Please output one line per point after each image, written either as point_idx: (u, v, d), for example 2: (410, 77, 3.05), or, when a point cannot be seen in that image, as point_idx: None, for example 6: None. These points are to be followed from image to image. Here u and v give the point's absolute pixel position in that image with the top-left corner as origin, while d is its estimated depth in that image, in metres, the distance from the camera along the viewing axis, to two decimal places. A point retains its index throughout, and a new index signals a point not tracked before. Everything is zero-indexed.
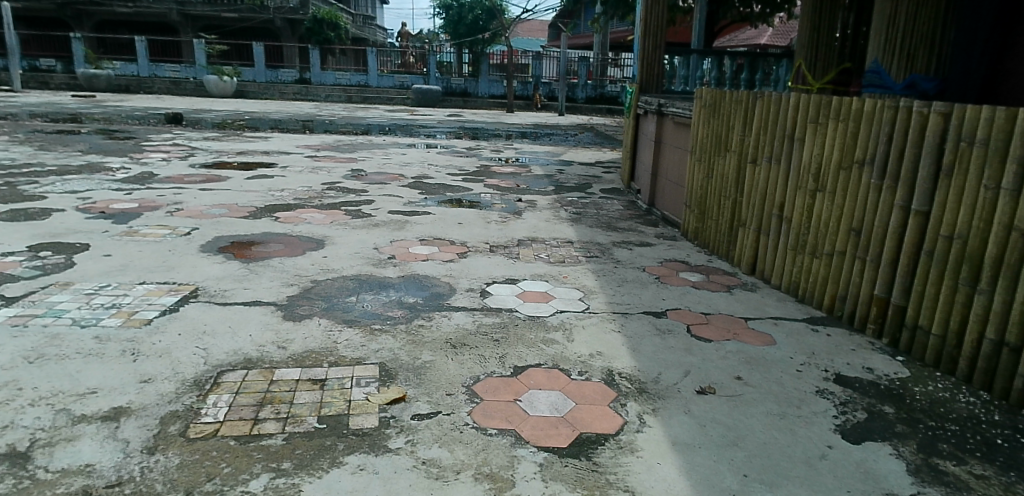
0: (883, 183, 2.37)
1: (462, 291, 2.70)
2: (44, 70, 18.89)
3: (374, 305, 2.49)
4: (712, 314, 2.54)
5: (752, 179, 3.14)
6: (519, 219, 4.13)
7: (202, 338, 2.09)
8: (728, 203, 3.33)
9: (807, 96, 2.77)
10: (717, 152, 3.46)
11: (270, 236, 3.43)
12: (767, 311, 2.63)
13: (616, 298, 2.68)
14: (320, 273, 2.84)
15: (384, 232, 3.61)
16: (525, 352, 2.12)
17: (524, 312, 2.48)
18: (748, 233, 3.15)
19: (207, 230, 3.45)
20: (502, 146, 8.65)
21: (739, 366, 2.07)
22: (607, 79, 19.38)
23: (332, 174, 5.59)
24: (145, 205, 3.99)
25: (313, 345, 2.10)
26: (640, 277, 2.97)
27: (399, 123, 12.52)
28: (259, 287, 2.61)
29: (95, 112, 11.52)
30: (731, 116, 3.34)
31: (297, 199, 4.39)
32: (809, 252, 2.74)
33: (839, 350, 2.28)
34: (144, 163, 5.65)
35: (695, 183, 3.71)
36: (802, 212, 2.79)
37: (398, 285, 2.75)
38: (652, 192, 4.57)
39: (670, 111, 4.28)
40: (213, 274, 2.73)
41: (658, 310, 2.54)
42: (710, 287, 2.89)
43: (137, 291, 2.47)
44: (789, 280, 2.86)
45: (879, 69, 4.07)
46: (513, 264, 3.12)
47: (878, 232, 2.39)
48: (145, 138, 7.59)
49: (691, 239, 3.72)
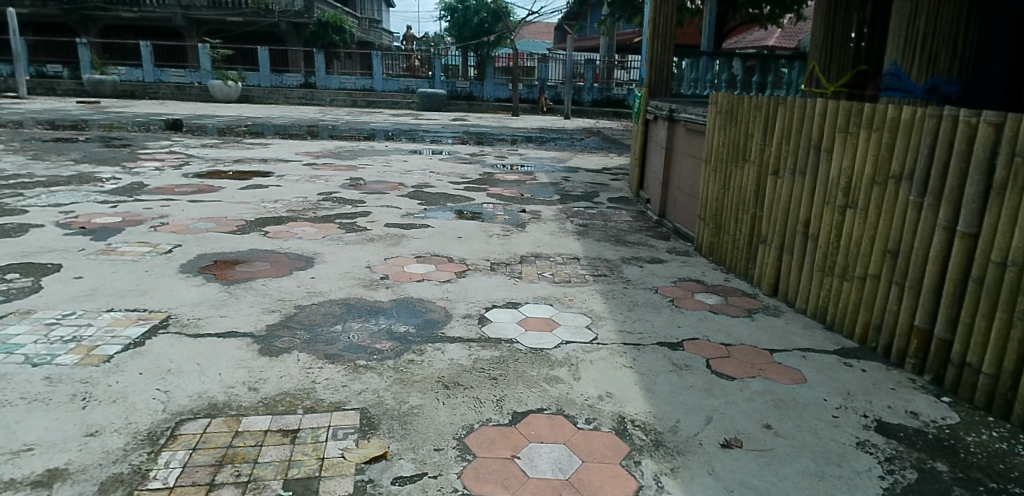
0: (924, 200, 2.12)
1: (459, 317, 2.48)
2: (50, 76, 18.89)
3: (360, 336, 2.27)
4: (733, 345, 2.30)
5: (774, 191, 2.89)
6: (522, 232, 3.90)
7: (164, 379, 1.89)
8: (748, 217, 3.08)
9: (834, 102, 2.52)
10: (734, 162, 3.21)
11: (256, 253, 3.22)
12: (793, 341, 2.39)
13: (627, 325, 2.44)
14: (306, 297, 2.62)
15: (379, 249, 3.39)
16: (526, 394, 1.89)
17: (525, 343, 2.25)
18: (769, 251, 2.90)
19: (190, 247, 3.25)
20: (507, 152, 8.44)
21: (768, 412, 1.84)
22: (614, 82, 19.13)
23: (330, 182, 5.39)
24: (128, 219, 3.79)
25: (289, 386, 1.88)
26: (653, 300, 2.73)
27: (403, 127, 12.34)
28: (236, 314, 2.39)
29: (95, 119, 11.39)
30: (749, 124, 3.10)
31: (289, 212, 4.18)
32: (838, 276, 2.49)
33: (877, 390, 2.04)
34: (136, 172, 5.48)
35: (710, 195, 3.47)
36: (830, 230, 2.54)
37: (389, 310, 2.52)
38: (663, 202, 4.32)
39: (682, 116, 4.03)
40: (187, 300, 2.51)
41: (673, 341, 2.30)
42: (730, 312, 2.65)
43: (102, 320, 2.28)
44: (816, 304, 2.61)
45: (897, 73, 3.77)
46: (515, 285, 2.89)
47: (917, 256, 2.14)
48: (142, 145, 7.44)
49: (706, 255, 3.48)
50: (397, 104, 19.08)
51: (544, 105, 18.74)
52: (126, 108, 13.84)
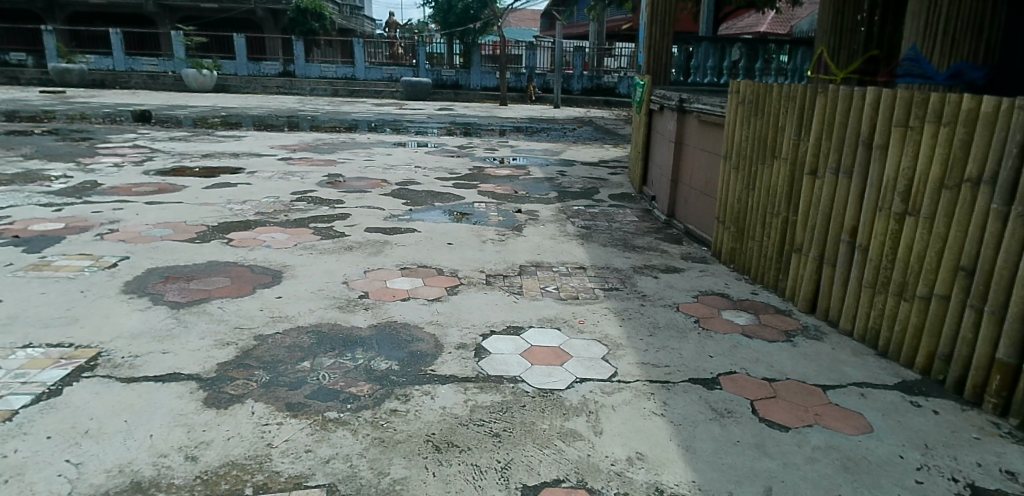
0: (1011, 209, 1.75)
1: (451, 348, 2.09)
2: (15, 65, 18.12)
3: (332, 377, 1.87)
4: (778, 381, 1.93)
5: (811, 193, 2.52)
6: (519, 237, 3.52)
7: (79, 445, 1.48)
8: (779, 221, 2.71)
9: (888, 92, 2.15)
10: (761, 159, 2.84)
11: (214, 267, 2.80)
12: (845, 374, 2.02)
13: (651, 356, 2.06)
14: (269, 323, 2.22)
15: (358, 259, 2.99)
16: (538, 457, 1.50)
17: (532, 382, 1.87)
18: (806, 260, 2.54)
19: (139, 260, 2.83)
20: (496, 143, 8.02)
21: (837, 480, 1.47)
22: (603, 70, 18.71)
23: (306, 180, 4.96)
24: (72, 225, 3.36)
25: (236, 453, 1.48)
26: (677, 322, 2.35)
27: (385, 117, 11.86)
28: (182, 349, 1.98)
29: (59, 110, 10.81)
30: (780, 116, 2.73)
31: (258, 215, 3.76)
32: (893, 294, 2.13)
33: (960, 440, 1.68)
34: (91, 169, 5.02)
35: (731, 195, 3.10)
36: (884, 240, 2.17)
37: (368, 341, 2.12)
38: (672, 201, 3.96)
39: (694, 107, 3.65)
40: (125, 330, 2.10)
41: (708, 377, 1.92)
42: (765, 335, 2.28)
43: (14, 361, 1.86)
44: (865, 325, 2.26)
45: (917, 56, 3.45)
46: (515, 303, 2.51)
47: (1000, 277, 1.77)
48: (104, 139, 6.95)
49: (727, 262, 3.11)
50: (380, 93, 18.51)
51: (532, 93, 18.30)
52: (93, 99, 13.21)
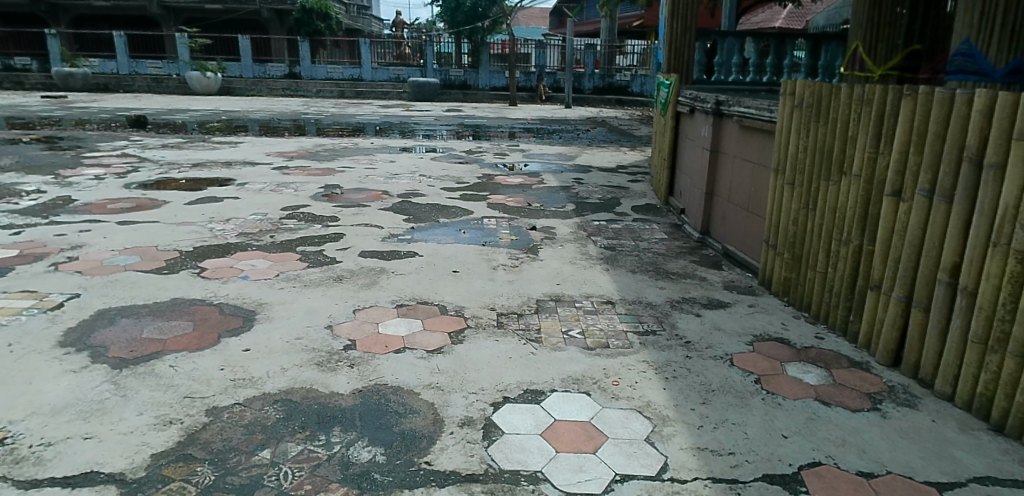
0: None
1: (454, 426, 1.64)
2: (19, 69, 17.94)
3: (297, 475, 1.43)
4: (879, 478, 1.48)
5: (893, 218, 2.06)
6: (534, 261, 3.07)
7: None
8: (848, 250, 2.25)
9: (1004, 94, 1.68)
10: (826, 175, 2.38)
11: (177, 307, 2.37)
12: (961, 462, 1.56)
13: (709, 437, 1.61)
14: (227, 391, 1.78)
15: (347, 295, 2.55)
16: None
17: (558, 481, 1.43)
18: (887, 301, 2.08)
19: (91, 299, 2.41)
20: (507, 147, 7.59)
21: None
22: (615, 68, 18.21)
23: (299, 192, 4.55)
24: (28, 252, 2.96)
25: None
26: (733, 383, 1.89)
27: (391, 120, 11.46)
28: (111, 433, 1.56)
29: (54, 115, 10.46)
30: (849, 123, 2.26)
31: (240, 237, 3.34)
32: (1014, 354, 1.66)
33: None
34: (69, 182, 4.64)
35: (784, 215, 2.64)
36: (1000, 285, 1.69)
37: (349, 416, 1.68)
38: (707, 216, 3.50)
39: (733, 111, 3.18)
40: (47, 404, 1.68)
41: (787, 473, 1.47)
42: (846, 401, 1.82)
43: None
44: (973, 390, 1.79)
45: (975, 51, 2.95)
46: (532, 356, 2.05)
47: None
48: (93, 147, 6.58)
49: (780, 295, 2.65)
50: (387, 95, 18.15)
51: (542, 93, 17.82)
52: (95, 103, 12.93)
